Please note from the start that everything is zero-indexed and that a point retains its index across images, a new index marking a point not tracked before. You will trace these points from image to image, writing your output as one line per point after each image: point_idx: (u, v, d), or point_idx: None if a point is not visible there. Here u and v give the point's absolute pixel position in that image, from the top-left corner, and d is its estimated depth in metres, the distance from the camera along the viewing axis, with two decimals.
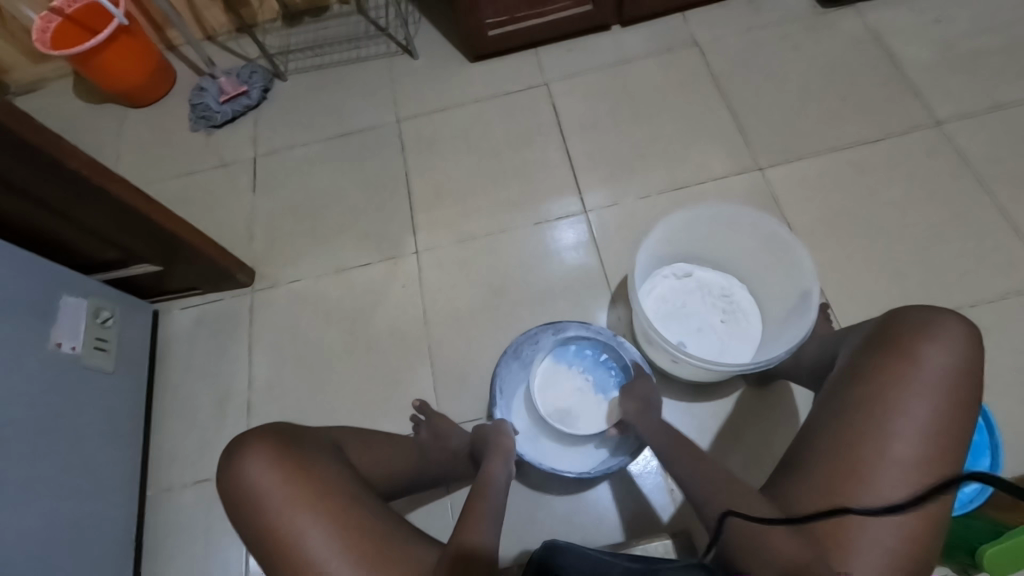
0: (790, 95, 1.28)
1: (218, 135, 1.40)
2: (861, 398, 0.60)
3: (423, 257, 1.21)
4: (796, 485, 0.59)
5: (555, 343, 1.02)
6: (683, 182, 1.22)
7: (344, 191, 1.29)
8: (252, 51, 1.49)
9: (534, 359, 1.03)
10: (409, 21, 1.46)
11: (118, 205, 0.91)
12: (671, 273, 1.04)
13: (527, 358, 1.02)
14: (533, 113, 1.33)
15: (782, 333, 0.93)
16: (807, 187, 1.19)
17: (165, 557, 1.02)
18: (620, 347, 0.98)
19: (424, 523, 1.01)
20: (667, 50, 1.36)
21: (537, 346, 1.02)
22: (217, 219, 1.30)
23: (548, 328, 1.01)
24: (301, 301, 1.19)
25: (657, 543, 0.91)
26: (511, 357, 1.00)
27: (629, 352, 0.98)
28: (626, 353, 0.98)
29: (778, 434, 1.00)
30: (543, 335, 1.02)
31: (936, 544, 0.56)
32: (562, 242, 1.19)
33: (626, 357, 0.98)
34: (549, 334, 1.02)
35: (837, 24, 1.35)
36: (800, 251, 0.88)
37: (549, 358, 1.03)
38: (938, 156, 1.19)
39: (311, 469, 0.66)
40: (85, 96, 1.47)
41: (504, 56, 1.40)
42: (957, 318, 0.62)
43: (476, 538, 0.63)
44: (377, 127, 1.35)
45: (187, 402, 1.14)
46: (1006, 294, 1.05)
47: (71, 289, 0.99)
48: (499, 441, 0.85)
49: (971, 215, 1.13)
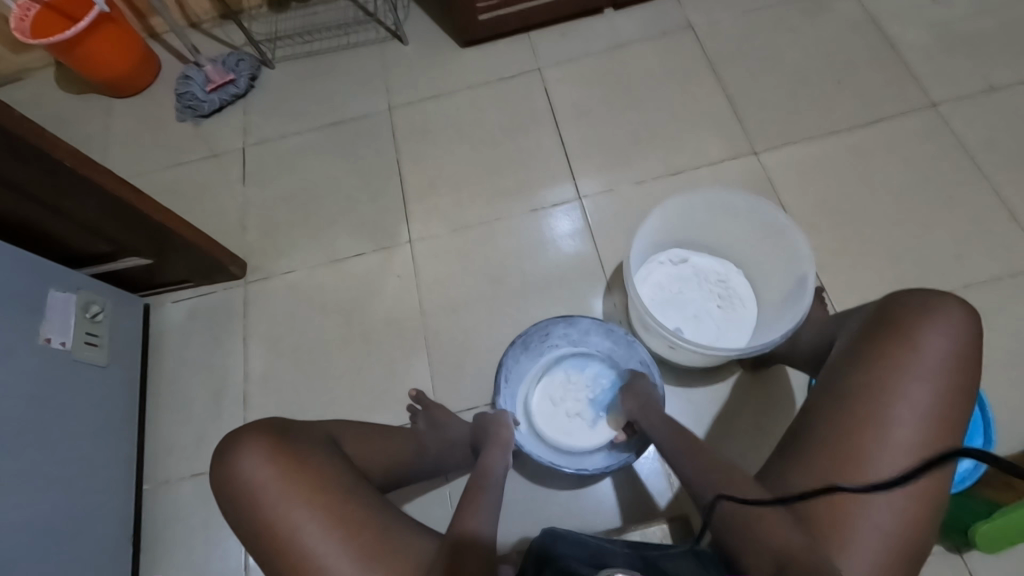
0: (785, 79, 1.28)
1: (205, 124, 1.37)
2: (861, 382, 0.60)
3: (418, 247, 1.19)
4: (794, 472, 0.59)
5: (566, 333, 1.00)
6: (678, 168, 1.21)
7: (336, 181, 1.28)
8: (239, 38, 1.46)
9: (542, 348, 1.01)
10: (399, 7, 1.43)
11: (104, 196, 0.89)
12: (666, 260, 1.04)
13: (534, 348, 0.99)
14: (528, 100, 1.31)
15: (778, 319, 0.93)
16: (803, 171, 1.18)
17: (163, 552, 1.02)
18: (632, 346, 0.97)
19: (423, 513, 1.01)
20: (661, 35, 1.35)
21: (545, 336, 0.99)
22: (206, 211, 1.28)
23: (560, 320, 0.98)
24: (295, 293, 1.18)
25: (655, 528, 0.92)
26: (519, 348, 0.97)
27: (639, 353, 0.96)
28: (638, 352, 0.96)
29: (775, 418, 1.01)
30: (554, 326, 0.98)
31: (934, 527, 0.56)
32: (558, 230, 1.18)
33: (639, 357, 0.96)
34: (561, 325, 0.98)
35: (832, 6, 1.34)
36: (797, 235, 0.88)
37: (560, 344, 1.02)
38: (933, 138, 1.19)
39: (306, 463, 0.65)
40: (69, 86, 1.44)
41: (497, 42, 1.38)
42: (957, 302, 0.62)
43: (477, 528, 0.63)
44: (368, 116, 1.34)
45: (180, 396, 1.12)
46: (1000, 276, 1.06)
47: (58, 283, 0.97)
48: (499, 432, 0.84)
49: (966, 197, 1.13)
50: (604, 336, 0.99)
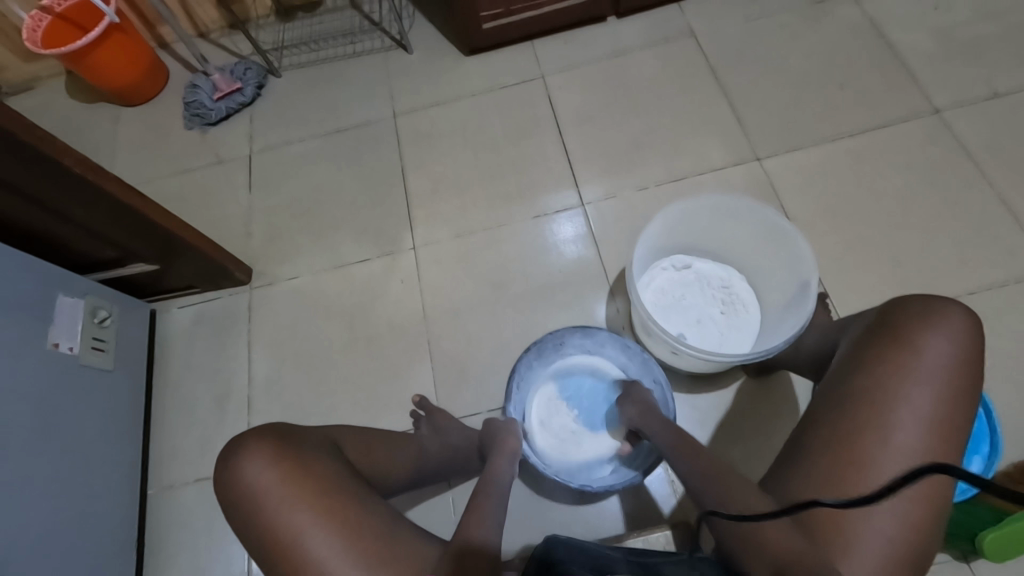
0: (787, 85, 1.28)
1: (212, 132, 1.38)
2: (863, 387, 0.59)
3: (421, 253, 1.20)
4: (797, 477, 0.58)
5: (581, 343, 1.00)
6: (681, 173, 1.21)
7: (341, 188, 1.29)
8: (246, 47, 1.48)
9: (555, 357, 1.01)
10: (403, 15, 1.45)
11: (111, 203, 0.90)
12: (669, 265, 1.04)
13: (547, 356, 1.00)
14: (530, 106, 1.32)
15: (781, 324, 0.93)
16: (806, 177, 1.18)
17: (167, 557, 1.02)
18: (647, 364, 0.96)
19: (426, 519, 1.01)
20: (663, 41, 1.35)
21: (560, 345, 1.00)
22: (212, 217, 1.29)
23: (576, 330, 0.98)
24: (299, 299, 1.19)
25: (657, 534, 0.92)
26: (533, 355, 0.97)
27: (654, 372, 0.95)
28: (652, 371, 0.95)
29: (779, 424, 1.00)
30: (570, 336, 0.99)
31: (938, 532, 0.56)
32: (561, 235, 1.18)
33: (652, 376, 0.95)
34: (576, 335, 0.99)
35: (834, 13, 1.34)
36: (799, 240, 0.88)
37: (574, 353, 1.01)
38: (936, 143, 1.18)
39: (309, 468, 0.66)
40: (79, 95, 1.46)
41: (500, 49, 1.39)
42: (958, 307, 0.62)
43: (479, 536, 0.63)
44: (372, 124, 1.35)
45: (186, 401, 1.13)
46: (1004, 280, 1.05)
47: (66, 289, 0.99)
48: (504, 440, 0.84)
49: (970, 202, 1.13)
50: (619, 350, 0.98)
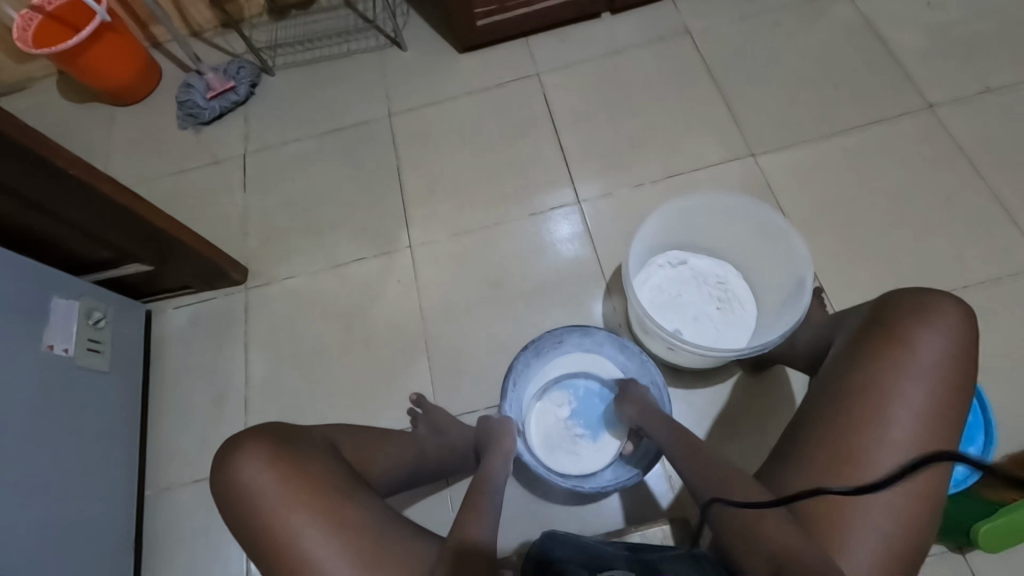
0: (782, 83, 1.28)
1: (206, 131, 1.38)
2: (859, 382, 0.60)
3: (418, 252, 1.20)
4: (794, 473, 0.59)
5: (579, 341, 1.00)
6: (677, 170, 1.22)
7: (337, 187, 1.29)
8: (240, 47, 1.48)
9: (554, 354, 1.00)
10: (397, 13, 1.44)
11: (107, 204, 0.90)
12: (665, 263, 1.04)
13: (546, 353, 0.99)
14: (526, 105, 1.32)
15: (777, 320, 0.94)
16: (801, 174, 1.19)
17: (165, 558, 1.02)
18: (644, 364, 0.96)
19: (425, 518, 1.01)
20: (658, 39, 1.35)
21: (558, 343, 0.99)
22: (207, 218, 1.28)
23: (575, 329, 0.97)
24: (295, 299, 1.18)
25: (656, 529, 0.93)
26: (531, 353, 0.97)
27: (651, 372, 0.95)
28: (648, 371, 0.95)
29: (776, 419, 1.01)
30: (568, 334, 0.98)
31: (933, 527, 0.56)
32: (558, 234, 1.18)
33: (649, 376, 0.96)
34: (575, 334, 0.98)
35: (827, 10, 1.35)
36: (794, 237, 0.88)
37: (572, 350, 1.01)
38: (930, 139, 1.19)
39: (306, 468, 0.66)
40: (71, 95, 1.45)
41: (495, 48, 1.39)
42: (952, 302, 0.62)
43: (477, 535, 0.63)
44: (368, 123, 1.34)
45: (182, 402, 1.13)
46: (998, 276, 1.06)
47: (61, 290, 0.98)
48: (500, 440, 0.84)
49: (964, 198, 1.13)
50: (617, 349, 0.98)
